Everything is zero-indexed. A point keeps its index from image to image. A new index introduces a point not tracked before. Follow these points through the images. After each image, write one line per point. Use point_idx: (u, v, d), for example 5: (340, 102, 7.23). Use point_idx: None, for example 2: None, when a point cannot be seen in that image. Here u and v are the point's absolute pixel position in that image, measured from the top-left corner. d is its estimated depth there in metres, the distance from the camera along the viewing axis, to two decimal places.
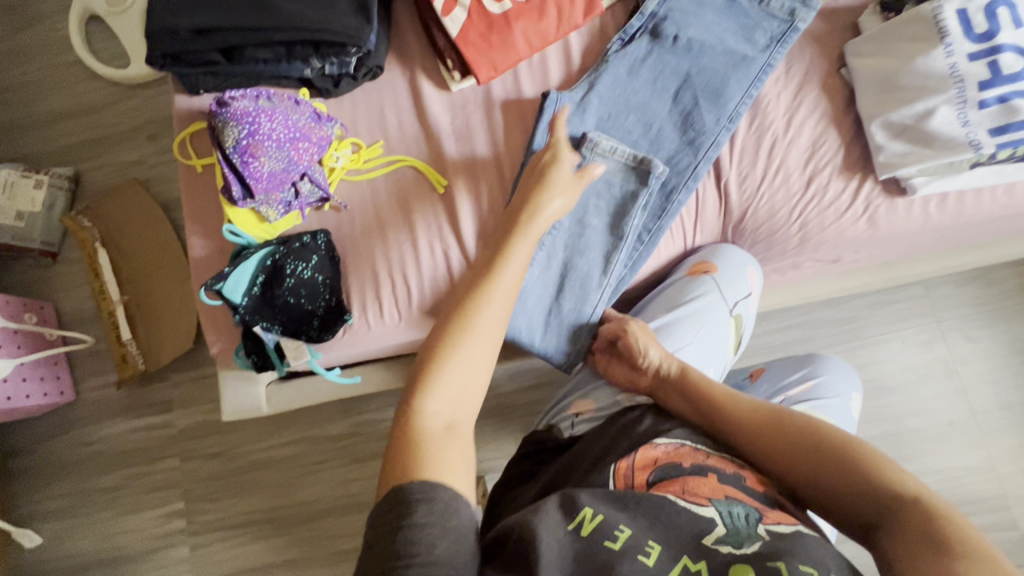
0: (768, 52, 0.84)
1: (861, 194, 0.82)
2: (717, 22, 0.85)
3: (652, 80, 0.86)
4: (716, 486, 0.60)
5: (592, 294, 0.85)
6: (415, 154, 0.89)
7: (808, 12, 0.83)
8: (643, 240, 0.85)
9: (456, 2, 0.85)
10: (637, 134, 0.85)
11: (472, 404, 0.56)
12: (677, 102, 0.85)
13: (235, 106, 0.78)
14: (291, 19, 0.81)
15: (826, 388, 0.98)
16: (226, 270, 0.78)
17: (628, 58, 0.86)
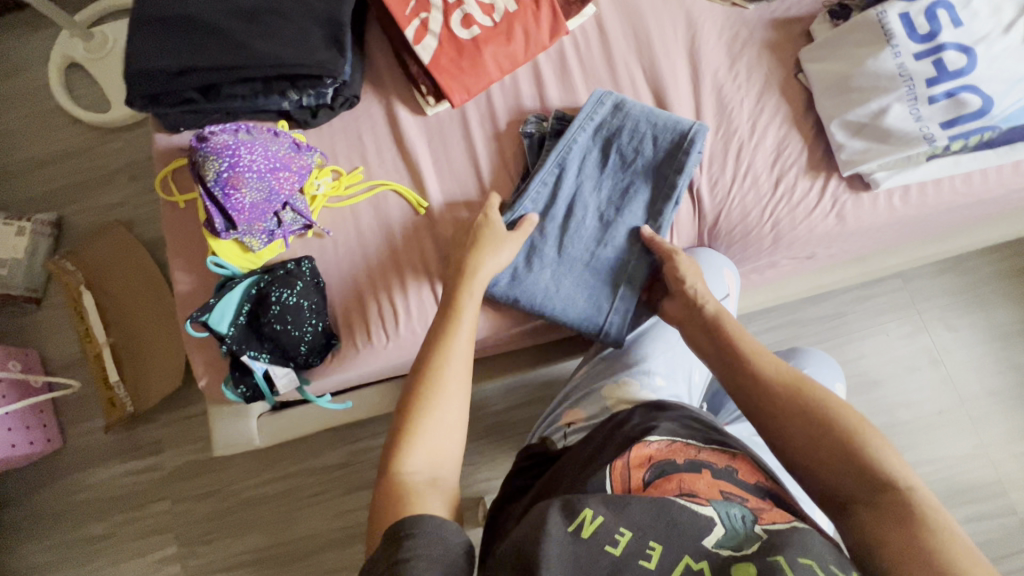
0: (665, 170, 0.85)
1: (828, 191, 0.84)
2: (602, 163, 0.87)
3: (564, 219, 0.87)
4: (711, 482, 0.62)
5: (572, 315, 0.88)
6: (396, 179, 0.91)
7: (700, 130, 0.84)
8: (595, 290, 0.88)
9: (427, 31, 0.88)
10: (565, 273, 0.87)
11: (460, 414, 0.62)
12: (598, 231, 0.87)
13: (215, 140, 0.80)
14: (267, 55, 0.83)
15: None
16: (211, 301, 0.78)
17: (536, 203, 0.86)
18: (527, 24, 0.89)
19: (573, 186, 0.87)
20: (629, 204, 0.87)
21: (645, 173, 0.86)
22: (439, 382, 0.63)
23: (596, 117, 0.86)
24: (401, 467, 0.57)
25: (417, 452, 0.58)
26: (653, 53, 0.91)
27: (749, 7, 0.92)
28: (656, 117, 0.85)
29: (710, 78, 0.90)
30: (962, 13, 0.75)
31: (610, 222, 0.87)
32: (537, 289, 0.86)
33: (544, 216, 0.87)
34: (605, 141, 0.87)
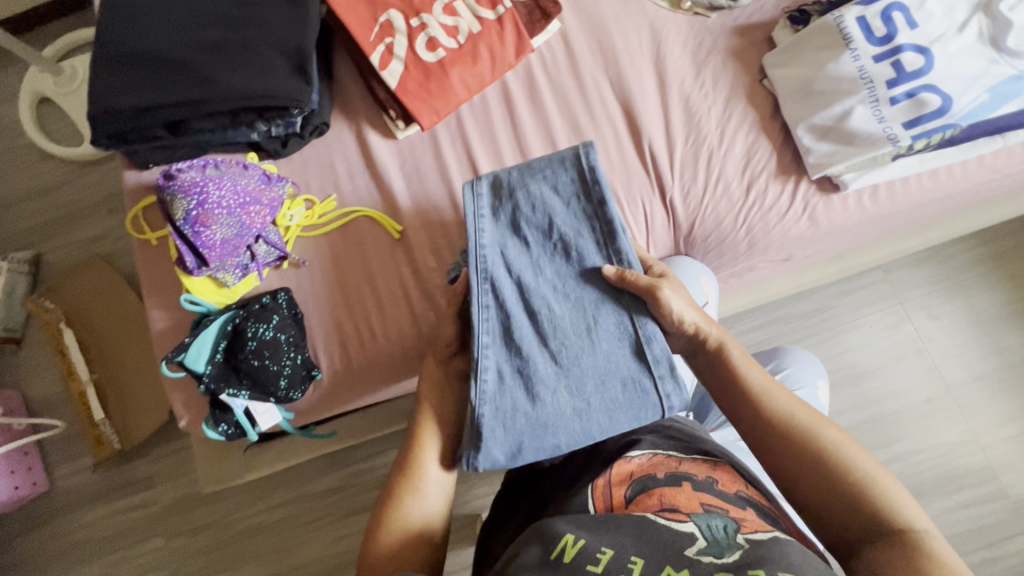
0: (596, 204, 0.69)
1: (798, 194, 0.85)
2: (523, 244, 0.69)
3: (532, 322, 0.68)
4: (691, 494, 0.61)
5: (625, 423, 0.68)
6: (369, 205, 0.91)
7: (592, 151, 0.70)
8: (626, 380, 0.68)
9: (392, 55, 0.88)
10: (578, 385, 0.68)
11: (447, 475, 0.70)
12: (575, 314, 0.68)
13: (182, 178, 0.79)
14: (230, 87, 0.82)
15: (794, 379, 1.01)
16: (186, 340, 0.78)
17: (490, 327, 0.67)
18: (492, 44, 0.89)
19: (523, 288, 0.68)
20: (579, 263, 0.69)
21: (574, 224, 0.69)
22: (429, 448, 0.70)
23: (485, 211, 0.69)
24: (390, 524, 0.65)
25: (407, 514, 0.66)
26: (620, 66, 0.92)
27: (711, 16, 0.93)
28: (534, 169, 0.71)
29: (678, 89, 0.90)
30: (916, 14, 0.77)
31: (575, 294, 0.69)
32: (560, 418, 0.67)
33: (509, 338, 0.67)
34: (511, 224, 0.69)
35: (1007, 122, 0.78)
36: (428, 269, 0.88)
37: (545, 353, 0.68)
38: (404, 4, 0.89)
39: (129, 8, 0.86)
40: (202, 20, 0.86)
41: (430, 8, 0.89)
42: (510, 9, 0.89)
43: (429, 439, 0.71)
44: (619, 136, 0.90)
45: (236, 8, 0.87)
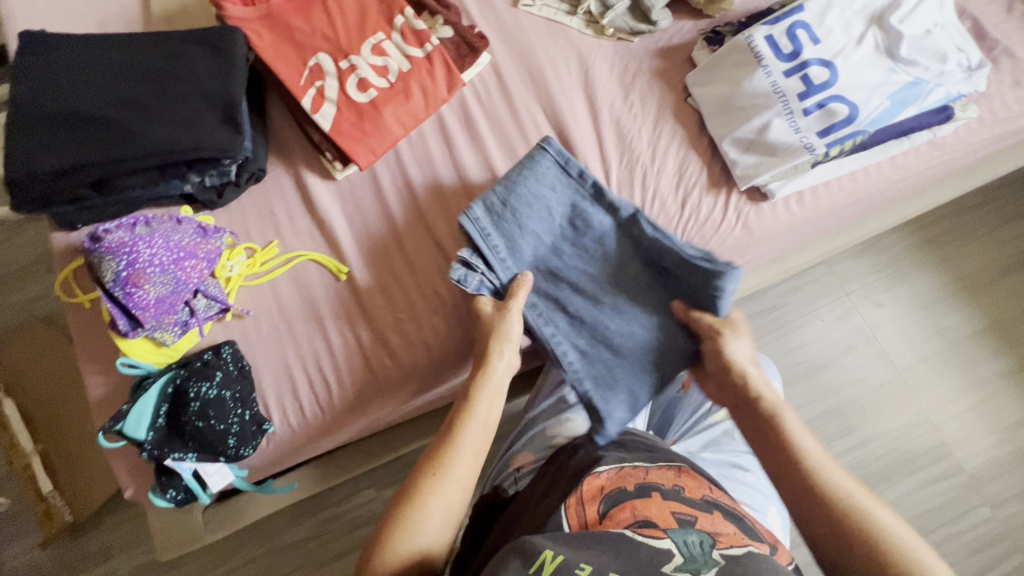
0: (579, 184, 0.82)
1: (731, 205, 0.88)
2: (537, 236, 0.82)
3: (580, 294, 0.83)
4: (661, 504, 0.64)
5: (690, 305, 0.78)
6: (313, 248, 0.90)
7: (552, 145, 0.83)
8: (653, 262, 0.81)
9: (324, 98, 0.88)
10: (638, 317, 0.81)
11: (467, 492, 0.66)
12: (605, 267, 0.83)
13: (109, 239, 0.76)
14: (156, 142, 0.80)
15: None
16: (125, 408, 0.74)
17: (548, 313, 0.82)
18: (423, 81, 0.89)
19: (571, 276, 0.83)
20: (587, 228, 0.83)
21: (566, 203, 0.83)
22: (453, 461, 0.67)
23: (491, 230, 0.80)
24: (400, 543, 0.60)
25: (418, 532, 0.61)
26: (552, 94, 0.94)
27: (633, 40, 0.97)
28: (512, 177, 0.82)
29: (610, 113, 0.93)
30: (818, 31, 0.81)
31: (601, 248, 0.83)
32: (643, 348, 0.80)
33: (569, 314, 0.83)
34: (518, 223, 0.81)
35: (911, 125, 0.83)
36: (377, 308, 0.88)
37: (606, 316, 0.82)
38: (332, 47, 0.89)
39: (46, 69, 0.84)
40: (125, 76, 0.84)
41: (358, 49, 0.89)
42: (438, 45, 0.89)
43: (455, 450, 0.68)
44: None
45: (159, 62, 0.85)
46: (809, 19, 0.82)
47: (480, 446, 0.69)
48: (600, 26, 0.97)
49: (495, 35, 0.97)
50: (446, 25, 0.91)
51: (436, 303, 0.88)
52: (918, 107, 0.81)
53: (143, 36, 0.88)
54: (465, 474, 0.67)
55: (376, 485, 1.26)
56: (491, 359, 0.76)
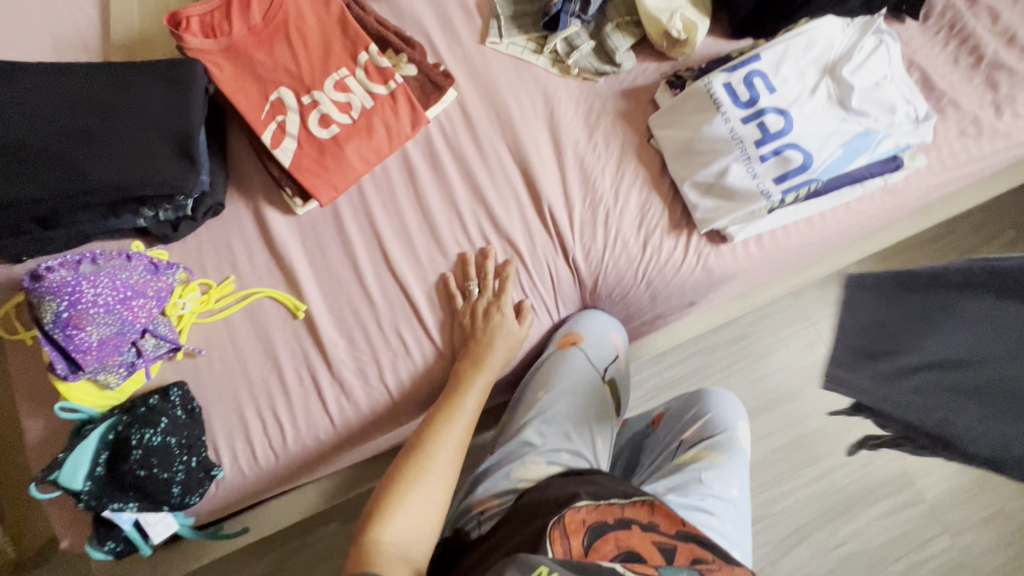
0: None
1: (691, 247, 0.89)
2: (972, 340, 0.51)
3: None
4: (642, 538, 0.63)
5: None
6: (271, 284, 0.88)
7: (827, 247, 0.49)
8: None
9: (285, 133, 0.87)
10: None
11: (447, 483, 0.74)
12: None
13: (50, 278, 0.72)
14: (107, 179, 0.78)
15: (717, 423, 1.07)
16: (60, 457, 0.70)
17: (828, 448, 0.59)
18: (386, 118, 0.89)
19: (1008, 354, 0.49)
20: None
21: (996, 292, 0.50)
22: (435, 452, 0.76)
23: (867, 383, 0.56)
24: (380, 534, 0.66)
25: (395, 523, 0.67)
26: (518, 132, 0.94)
27: (599, 80, 0.98)
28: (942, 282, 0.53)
29: (575, 153, 0.94)
30: (774, 79, 0.84)
31: None
32: None
33: None
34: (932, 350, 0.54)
35: (863, 172, 0.85)
36: (336, 347, 0.86)
37: None
38: (295, 81, 0.89)
39: None
40: (75, 107, 0.81)
41: (321, 85, 0.88)
42: (403, 83, 0.89)
43: (437, 442, 0.77)
44: (520, 200, 0.92)
45: (110, 93, 0.83)
46: (766, 69, 0.84)
47: (462, 439, 0.79)
48: (565, 66, 0.98)
49: (462, 72, 0.98)
50: (411, 63, 0.91)
51: (397, 342, 0.87)
52: (869, 157, 0.84)
53: (95, 66, 0.85)
54: (445, 468, 0.75)
55: (338, 521, 1.22)
56: (477, 378, 0.82)
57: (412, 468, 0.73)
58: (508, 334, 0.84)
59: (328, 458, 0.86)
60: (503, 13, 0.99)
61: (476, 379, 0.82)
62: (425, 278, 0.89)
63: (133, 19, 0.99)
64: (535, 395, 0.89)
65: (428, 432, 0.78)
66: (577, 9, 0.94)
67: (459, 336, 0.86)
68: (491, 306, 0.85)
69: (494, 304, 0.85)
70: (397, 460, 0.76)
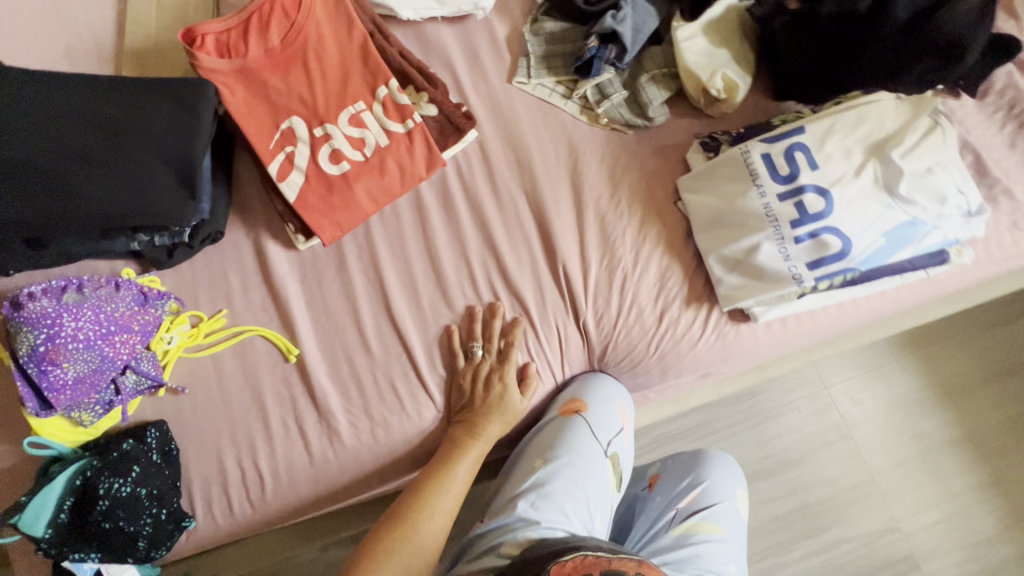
0: None
1: (710, 323, 0.84)
2: None
3: None
4: None
5: None
6: (264, 322, 0.84)
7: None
8: None
9: (293, 165, 0.82)
10: None
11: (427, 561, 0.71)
12: None
13: (31, 308, 0.68)
14: (101, 206, 0.74)
15: (715, 492, 1.02)
16: (23, 499, 0.67)
17: None
18: (400, 158, 0.84)
19: None
20: None
21: None
22: (420, 525, 0.73)
23: None
24: None
25: None
26: (538, 181, 0.89)
27: (628, 132, 0.92)
28: None
29: (597, 208, 0.88)
30: (818, 155, 0.78)
31: None
32: None
33: None
34: None
35: (905, 265, 0.79)
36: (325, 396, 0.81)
37: None
38: (308, 111, 0.84)
39: None
40: (73, 122, 0.77)
41: (335, 118, 0.84)
42: (421, 122, 0.84)
43: (423, 514, 0.74)
44: (533, 255, 0.87)
45: (113, 110, 0.78)
46: (809, 143, 0.78)
47: (449, 514, 0.76)
48: (594, 114, 0.93)
49: (485, 111, 0.93)
50: (431, 103, 0.86)
51: (390, 396, 0.82)
52: (914, 250, 0.78)
53: (101, 78, 0.81)
54: (427, 544, 0.72)
55: None
56: (472, 448, 0.80)
57: (395, 539, 0.71)
58: (513, 409, 0.82)
59: (307, 509, 0.82)
60: (533, 51, 0.94)
61: (471, 451, 0.80)
62: (425, 330, 0.84)
63: (150, 27, 0.95)
64: (532, 464, 0.84)
65: (415, 500, 0.76)
66: (613, 57, 0.90)
67: (458, 399, 0.83)
68: (494, 372, 0.82)
69: (500, 367, 0.83)
70: (381, 524, 0.74)
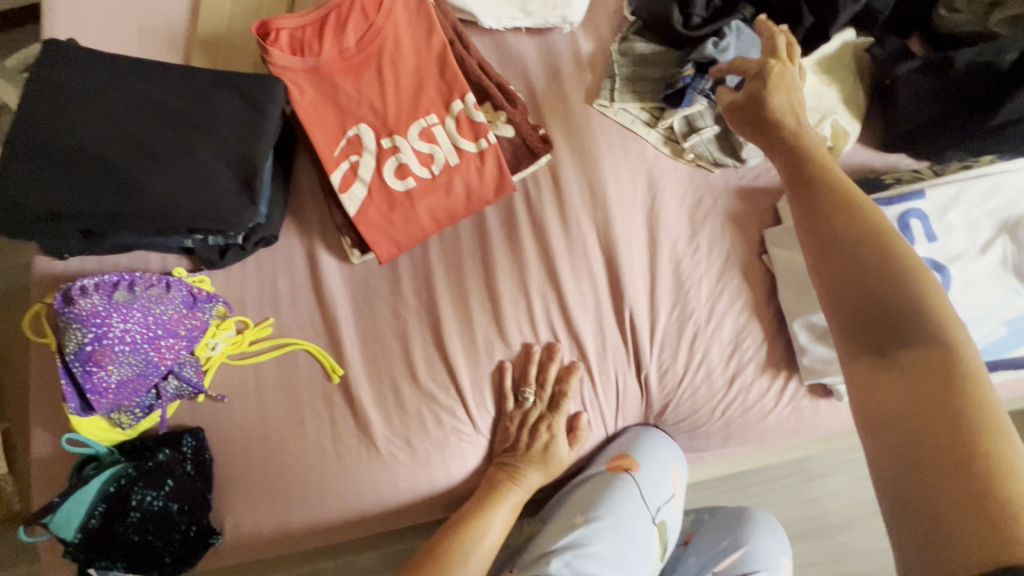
0: None
1: (787, 394, 0.77)
2: None
3: None
4: None
5: None
6: (311, 336, 0.80)
7: None
8: None
9: (356, 176, 0.78)
10: None
11: None
12: None
13: (81, 304, 0.66)
14: (163, 204, 0.72)
15: (757, 557, 0.91)
16: (56, 500, 0.65)
17: None
18: (468, 179, 0.79)
19: None
20: None
21: None
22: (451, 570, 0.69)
23: None
24: None
25: None
26: (612, 214, 0.82)
27: (714, 172, 0.85)
28: None
29: (672, 252, 0.81)
30: (937, 225, 0.69)
31: None
32: None
33: None
34: None
35: None
36: (365, 422, 0.77)
37: None
38: (378, 120, 0.80)
39: (58, 88, 0.74)
40: (143, 114, 0.75)
41: (405, 130, 0.79)
42: (495, 143, 0.79)
43: (454, 560, 0.70)
44: (598, 295, 0.80)
45: (184, 104, 0.76)
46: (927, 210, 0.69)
47: (482, 564, 0.72)
48: (679, 147, 0.85)
49: (562, 133, 0.86)
50: (508, 124, 0.81)
51: (432, 428, 0.78)
52: None
53: (172, 68, 0.78)
54: None
55: None
56: (512, 493, 0.76)
57: None
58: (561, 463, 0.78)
59: (335, 534, 0.78)
60: (618, 74, 0.87)
61: (510, 497, 0.76)
62: (475, 362, 0.79)
63: (224, 15, 0.92)
64: (571, 520, 0.77)
65: (447, 544, 0.72)
66: (707, 88, 0.82)
67: (503, 440, 0.80)
68: (544, 420, 0.78)
69: (550, 415, 0.78)
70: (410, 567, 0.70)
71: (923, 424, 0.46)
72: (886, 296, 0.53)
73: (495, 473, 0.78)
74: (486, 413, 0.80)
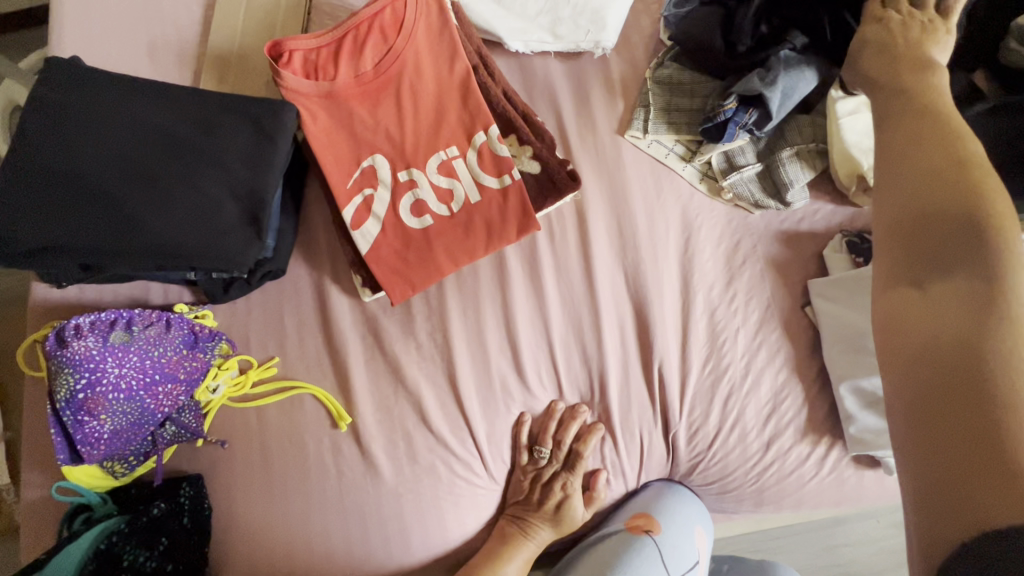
0: None
1: (830, 462, 0.71)
2: None
3: None
4: None
5: None
6: (318, 380, 0.75)
7: None
8: None
9: (370, 212, 0.73)
10: None
11: None
12: None
13: (74, 349, 0.62)
14: (164, 239, 0.68)
15: None
16: (42, 558, 0.61)
17: None
18: (489, 217, 0.73)
19: None
20: None
21: None
22: None
23: None
24: None
25: None
26: (642, 257, 0.77)
27: (754, 213, 0.78)
28: None
29: (704, 299, 0.75)
30: None
31: None
32: None
33: None
34: None
35: None
36: (372, 474, 0.72)
37: None
38: (395, 151, 0.75)
39: (57, 109, 0.70)
40: (147, 140, 0.71)
41: (423, 163, 0.74)
42: (519, 179, 0.73)
43: None
44: (626, 345, 0.75)
45: (190, 130, 0.72)
46: None
47: None
48: (717, 185, 0.79)
49: (591, 167, 0.80)
50: (534, 159, 0.75)
51: (444, 483, 0.73)
52: None
53: (180, 90, 0.74)
54: None
55: None
56: (523, 549, 0.73)
57: None
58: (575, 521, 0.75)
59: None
60: (653, 102, 0.80)
61: (520, 553, 0.72)
62: (489, 411, 0.74)
63: (237, 30, 0.88)
64: None
65: None
66: (751, 122, 0.74)
67: (515, 492, 0.76)
68: (558, 478, 0.74)
69: (565, 474, 0.75)
70: None
71: (941, 357, 0.43)
72: (932, 233, 0.48)
73: (505, 528, 0.74)
74: (501, 464, 0.75)
